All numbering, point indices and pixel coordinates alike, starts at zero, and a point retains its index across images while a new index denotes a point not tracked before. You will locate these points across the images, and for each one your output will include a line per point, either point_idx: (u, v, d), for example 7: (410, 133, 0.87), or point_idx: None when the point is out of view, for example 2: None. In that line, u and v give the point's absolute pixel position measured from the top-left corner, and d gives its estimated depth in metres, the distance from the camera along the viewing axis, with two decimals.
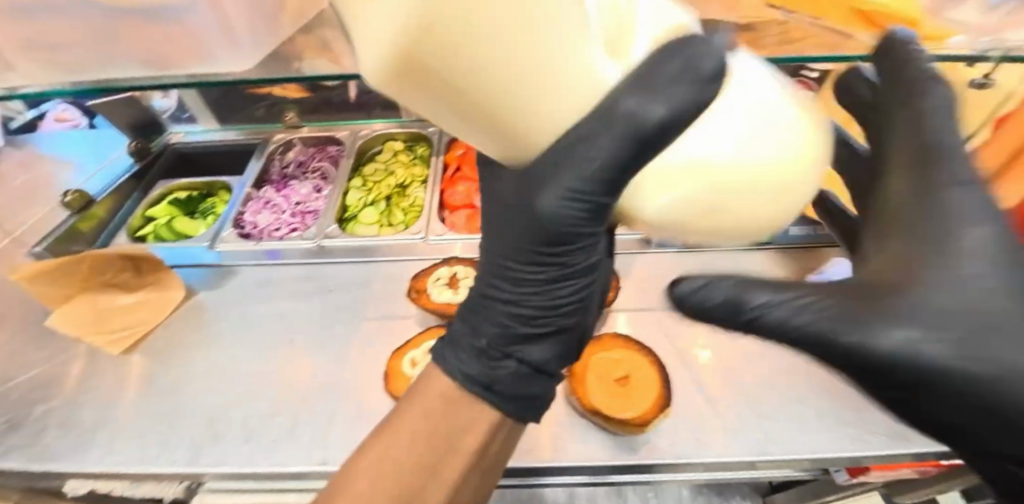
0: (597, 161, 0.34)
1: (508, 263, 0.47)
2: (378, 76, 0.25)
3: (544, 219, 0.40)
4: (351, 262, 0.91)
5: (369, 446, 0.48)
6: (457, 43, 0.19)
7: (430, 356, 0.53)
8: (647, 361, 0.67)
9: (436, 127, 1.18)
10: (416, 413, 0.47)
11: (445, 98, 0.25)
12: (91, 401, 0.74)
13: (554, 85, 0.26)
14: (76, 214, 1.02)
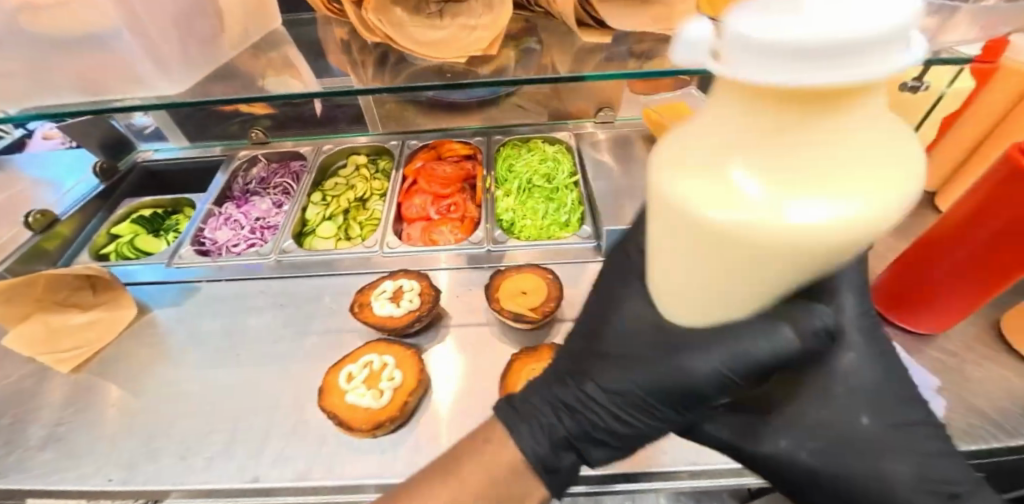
0: (775, 325, 0.39)
1: (618, 370, 0.50)
2: (712, 185, 0.29)
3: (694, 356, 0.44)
4: (305, 276, 0.92)
5: (427, 489, 0.48)
6: (753, 236, 0.28)
7: (498, 416, 0.52)
8: None
9: (398, 141, 1.21)
10: (494, 449, 0.50)
11: (718, 235, 0.30)
12: (35, 421, 0.74)
13: (749, 284, 0.34)
14: (40, 234, 1.02)
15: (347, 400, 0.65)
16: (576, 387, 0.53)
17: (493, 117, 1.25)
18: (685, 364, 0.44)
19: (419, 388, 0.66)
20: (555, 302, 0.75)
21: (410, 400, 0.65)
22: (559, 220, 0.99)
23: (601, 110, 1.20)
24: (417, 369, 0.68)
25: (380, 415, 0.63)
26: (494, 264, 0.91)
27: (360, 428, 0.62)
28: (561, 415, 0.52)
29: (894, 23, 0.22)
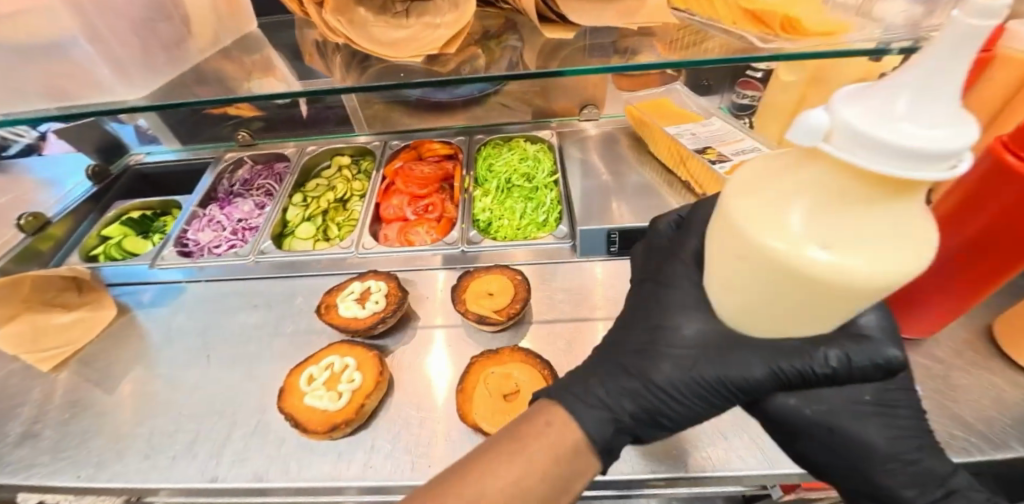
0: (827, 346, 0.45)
1: (671, 368, 0.48)
2: (798, 210, 0.33)
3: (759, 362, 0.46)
4: (281, 277, 0.92)
5: (495, 461, 0.44)
6: (837, 271, 0.32)
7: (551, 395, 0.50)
8: (541, 374, 0.63)
9: (380, 141, 1.22)
10: (559, 431, 0.47)
11: (799, 249, 0.33)
12: (15, 418, 0.76)
13: (811, 304, 0.38)
14: (32, 235, 1.05)
15: (306, 402, 0.64)
16: (632, 375, 0.50)
17: (477, 116, 1.24)
18: (752, 369, 0.46)
19: (377, 390, 0.65)
20: (520, 305, 0.73)
21: (367, 402, 0.63)
22: (536, 220, 0.98)
23: (585, 107, 1.18)
24: (377, 372, 0.67)
25: (336, 417, 0.62)
26: (467, 265, 0.90)
27: (316, 430, 0.61)
28: (624, 400, 0.49)
29: (965, 140, 0.26)
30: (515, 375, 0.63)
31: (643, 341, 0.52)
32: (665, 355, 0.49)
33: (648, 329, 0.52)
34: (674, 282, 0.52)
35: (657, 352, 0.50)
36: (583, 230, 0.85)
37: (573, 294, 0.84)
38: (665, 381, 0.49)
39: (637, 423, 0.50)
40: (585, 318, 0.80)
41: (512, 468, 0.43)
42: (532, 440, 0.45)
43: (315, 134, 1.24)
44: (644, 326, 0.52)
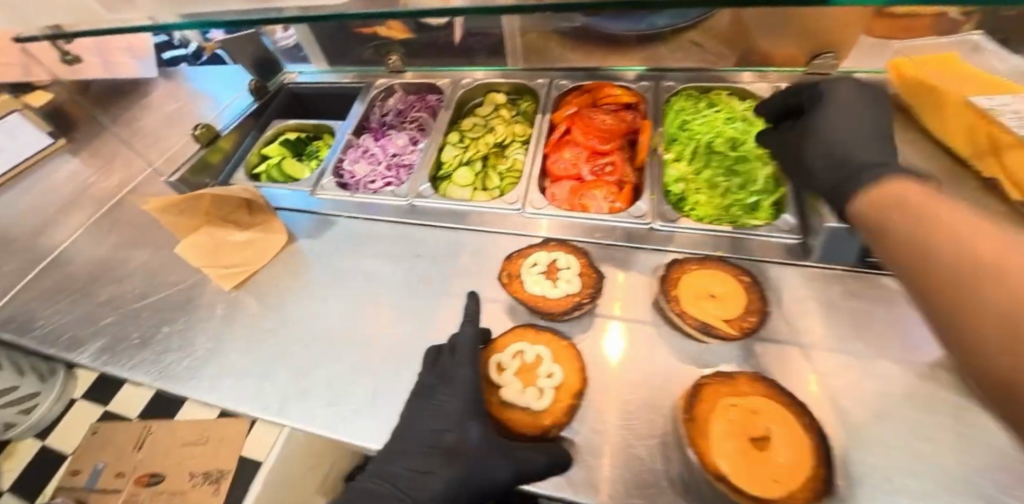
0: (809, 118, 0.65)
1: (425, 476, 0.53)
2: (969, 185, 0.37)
3: (413, 466, 0.53)
4: (442, 226, 0.85)
5: None
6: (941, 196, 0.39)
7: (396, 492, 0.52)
8: (799, 423, 0.49)
9: (545, 79, 1.04)
10: None
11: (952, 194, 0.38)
12: (201, 329, 0.78)
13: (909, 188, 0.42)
14: (205, 146, 1.08)
15: (501, 396, 0.57)
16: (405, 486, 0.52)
17: (657, 59, 1.03)
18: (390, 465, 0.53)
19: (582, 390, 0.57)
20: (754, 319, 0.58)
21: (573, 403, 0.56)
22: (744, 202, 0.78)
23: (818, 57, 0.89)
24: (578, 368, 0.58)
25: (544, 419, 0.55)
26: (656, 247, 0.75)
27: (524, 432, 0.55)
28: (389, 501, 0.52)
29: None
30: (760, 412, 0.50)
31: (432, 431, 0.54)
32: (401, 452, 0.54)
33: (407, 432, 0.56)
34: (434, 404, 0.56)
35: (432, 458, 0.53)
36: (832, 228, 0.65)
37: (798, 308, 0.67)
38: (413, 476, 0.53)
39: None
40: (822, 342, 0.63)
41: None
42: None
43: (467, 66, 1.12)
44: (417, 409, 0.57)
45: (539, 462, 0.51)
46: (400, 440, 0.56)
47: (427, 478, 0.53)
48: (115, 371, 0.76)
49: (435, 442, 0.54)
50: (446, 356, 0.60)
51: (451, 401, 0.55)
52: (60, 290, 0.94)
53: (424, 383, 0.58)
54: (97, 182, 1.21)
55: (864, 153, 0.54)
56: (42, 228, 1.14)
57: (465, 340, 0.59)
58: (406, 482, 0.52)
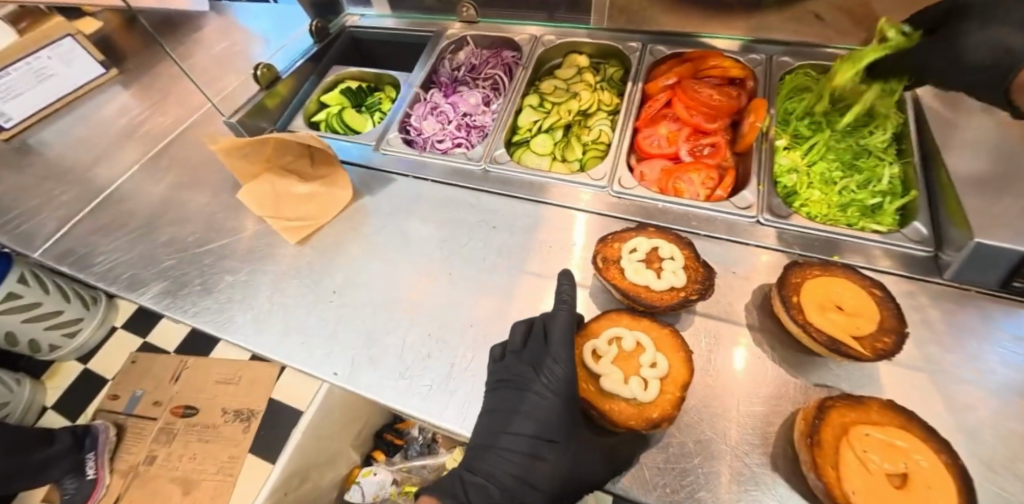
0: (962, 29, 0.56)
1: (529, 484, 0.53)
2: None
3: (513, 461, 0.54)
4: (517, 197, 0.79)
5: None
6: None
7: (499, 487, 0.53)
8: (942, 463, 0.43)
9: (637, 43, 0.94)
10: None
11: None
12: (265, 281, 0.75)
13: None
14: (265, 89, 1.01)
15: (601, 385, 0.55)
16: (508, 488, 0.53)
17: (762, 29, 0.91)
18: (489, 459, 0.54)
19: (689, 383, 0.54)
20: (895, 340, 0.50)
21: (680, 396, 0.53)
22: (864, 203, 0.70)
23: None
24: (682, 359, 0.56)
25: (651, 412, 0.52)
26: (760, 244, 0.68)
27: (633, 425, 0.52)
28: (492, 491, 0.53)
29: None
30: (898, 445, 0.44)
31: (527, 425, 0.54)
32: (497, 452, 0.54)
33: (498, 426, 0.54)
34: (529, 405, 0.54)
35: (533, 463, 0.54)
36: (977, 246, 0.56)
37: (922, 330, 0.59)
38: (516, 479, 0.53)
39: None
40: (955, 370, 0.56)
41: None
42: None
43: (545, 21, 1.02)
44: (508, 399, 0.55)
45: (632, 458, 0.52)
46: (493, 432, 0.54)
47: (531, 479, 0.53)
48: (177, 316, 0.73)
49: (532, 446, 0.54)
50: (537, 342, 0.57)
51: (544, 395, 0.54)
52: (115, 226, 0.91)
53: (514, 374, 0.56)
54: (148, 120, 1.17)
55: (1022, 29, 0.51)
56: (102, 158, 1.11)
57: (559, 327, 0.56)
58: (507, 484, 0.53)
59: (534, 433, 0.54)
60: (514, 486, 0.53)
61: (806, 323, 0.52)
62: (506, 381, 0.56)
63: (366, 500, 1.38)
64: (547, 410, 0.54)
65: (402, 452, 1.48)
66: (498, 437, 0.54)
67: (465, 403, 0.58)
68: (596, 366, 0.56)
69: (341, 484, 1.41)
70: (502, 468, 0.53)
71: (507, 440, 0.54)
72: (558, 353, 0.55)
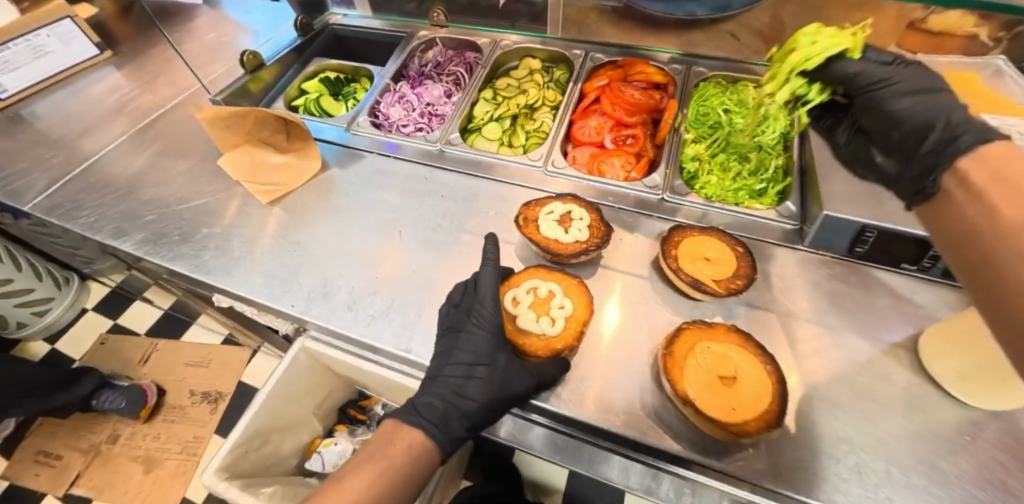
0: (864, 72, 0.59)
1: (465, 396, 0.61)
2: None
3: (457, 382, 0.61)
4: (467, 174, 0.91)
5: (356, 471, 0.51)
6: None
7: (440, 403, 0.59)
8: (766, 369, 0.56)
9: (581, 51, 1.09)
10: (414, 450, 0.55)
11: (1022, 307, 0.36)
12: (238, 234, 0.85)
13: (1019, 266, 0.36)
14: (250, 73, 1.12)
15: (517, 324, 0.66)
16: (451, 401, 0.60)
17: (692, 45, 1.05)
18: (435, 383, 0.62)
19: (588, 320, 0.65)
20: (744, 282, 0.63)
21: (580, 330, 0.64)
22: (752, 188, 0.83)
23: None
24: (585, 301, 0.67)
25: (556, 343, 0.64)
26: (663, 216, 0.81)
27: (539, 354, 0.64)
28: (435, 405, 0.59)
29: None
30: (731, 356, 0.57)
31: (464, 355, 0.62)
32: (442, 379, 0.62)
33: (443, 356, 0.64)
34: (463, 341, 0.63)
35: (470, 383, 0.61)
36: (827, 218, 0.69)
37: (787, 286, 0.72)
38: (457, 394, 0.61)
39: (472, 433, 0.62)
40: (805, 316, 0.69)
41: (374, 477, 0.50)
42: (393, 458, 0.53)
43: (509, 28, 1.15)
44: (448, 335, 0.64)
45: (557, 377, 0.62)
46: (439, 363, 0.63)
47: (470, 394, 0.61)
48: (155, 260, 0.83)
49: (471, 371, 0.62)
50: (469, 292, 0.67)
51: (475, 329, 0.63)
52: (101, 186, 1.00)
53: (452, 320, 0.65)
54: (137, 98, 1.23)
55: (910, 93, 0.55)
56: (88, 131, 1.16)
57: (487, 280, 0.65)
58: (449, 400, 0.60)
59: (468, 359, 0.62)
60: (455, 398, 0.60)
61: (673, 268, 0.66)
62: (449, 326, 0.65)
63: (326, 468, 1.45)
64: (480, 343, 0.63)
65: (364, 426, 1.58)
66: (442, 367, 0.63)
67: (401, 331, 0.69)
68: (520, 312, 0.67)
69: (302, 453, 1.46)
70: (445, 388, 0.61)
71: (450, 367, 0.62)
72: (485, 297, 0.64)
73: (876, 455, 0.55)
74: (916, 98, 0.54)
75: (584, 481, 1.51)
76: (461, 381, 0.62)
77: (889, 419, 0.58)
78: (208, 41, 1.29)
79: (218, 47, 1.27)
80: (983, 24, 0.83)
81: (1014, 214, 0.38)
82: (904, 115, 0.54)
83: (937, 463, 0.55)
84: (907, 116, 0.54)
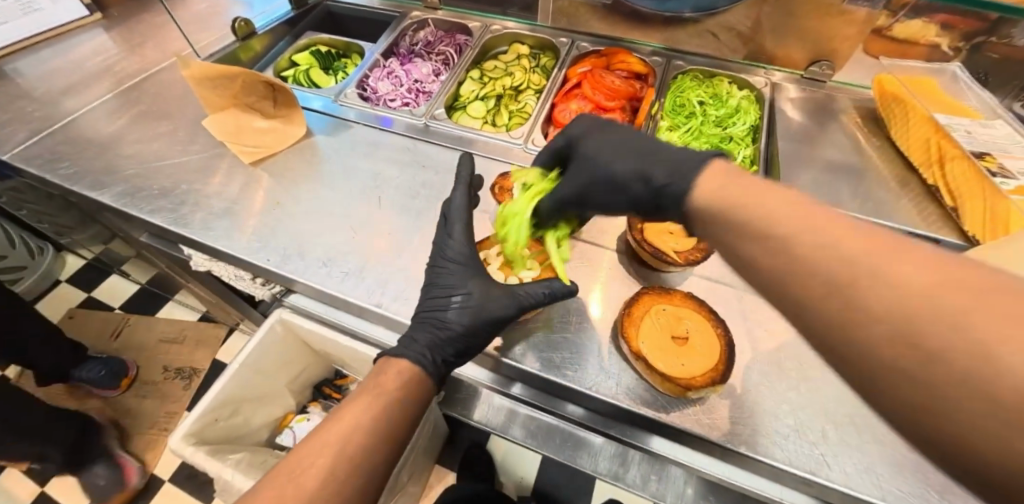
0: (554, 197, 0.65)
1: (443, 326, 0.62)
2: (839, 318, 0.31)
3: (437, 312, 0.63)
4: (451, 147, 0.93)
5: (349, 403, 0.52)
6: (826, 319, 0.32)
7: (422, 336, 0.61)
8: (715, 331, 0.60)
9: (568, 39, 1.13)
10: (407, 378, 0.57)
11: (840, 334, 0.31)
12: (219, 190, 0.86)
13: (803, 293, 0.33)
14: (240, 41, 1.13)
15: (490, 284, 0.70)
16: (432, 332, 0.62)
17: (675, 42, 1.08)
18: (417, 318, 0.64)
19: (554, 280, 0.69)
20: (702, 254, 0.67)
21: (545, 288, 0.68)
22: None
23: (814, 63, 0.99)
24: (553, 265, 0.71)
25: None
26: None
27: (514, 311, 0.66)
28: (418, 337, 0.61)
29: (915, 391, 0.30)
30: (685, 319, 0.61)
31: (442, 290, 0.64)
32: (422, 315, 0.64)
33: (427, 288, 0.66)
34: (439, 277, 0.65)
35: (450, 314, 0.62)
36: None
37: None
38: (437, 326, 0.62)
39: (459, 358, 0.63)
40: None
41: (374, 406, 0.51)
42: (386, 387, 0.54)
43: (500, 14, 1.17)
44: (428, 272, 0.67)
45: (540, 298, 0.62)
46: (422, 297, 0.66)
47: (445, 321, 0.62)
48: (134, 213, 0.84)
49: (448, 302, 0.63)
50: (441, 228, 0.69)
51: (450, 265, 0.65)
52: (82, 142, 0.99)
53: (429, 259, 0.67)
54: (123, 59, 1.21)
55: (607, 168, 0.57)
56: (70, 89, 1.15)
57: (458, 210, 0.68)
58: (432, 331, 0.62)
59: (446, 292, 0.64)
60: (436, 328, 0.62)
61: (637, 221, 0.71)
62: (429, 265, 0.67)
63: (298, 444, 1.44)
64: (455, 276, 0.65)
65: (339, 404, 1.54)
66: (424, 301, 0.65)
67: (374, 286, 0.71)
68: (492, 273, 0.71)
69: (274, 427, 1.45)
70: (427, 320, 0.63)
71: (430, 301, 0.64)
72: (460, 230, 0.67)
73: (814, 417, 0.59)
74: (612, 157, 0.57)
75: (553, 470, 1.53)
76: (440, 310, 0.63)
77: (829, 386, 0.62)
78: (200, 10, 1.29)
79: (209, 15, 1.28)
80: (945, 34, 0.87)
81: (770, 260, 0.36)
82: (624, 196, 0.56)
83: (869, 427, 0.58)
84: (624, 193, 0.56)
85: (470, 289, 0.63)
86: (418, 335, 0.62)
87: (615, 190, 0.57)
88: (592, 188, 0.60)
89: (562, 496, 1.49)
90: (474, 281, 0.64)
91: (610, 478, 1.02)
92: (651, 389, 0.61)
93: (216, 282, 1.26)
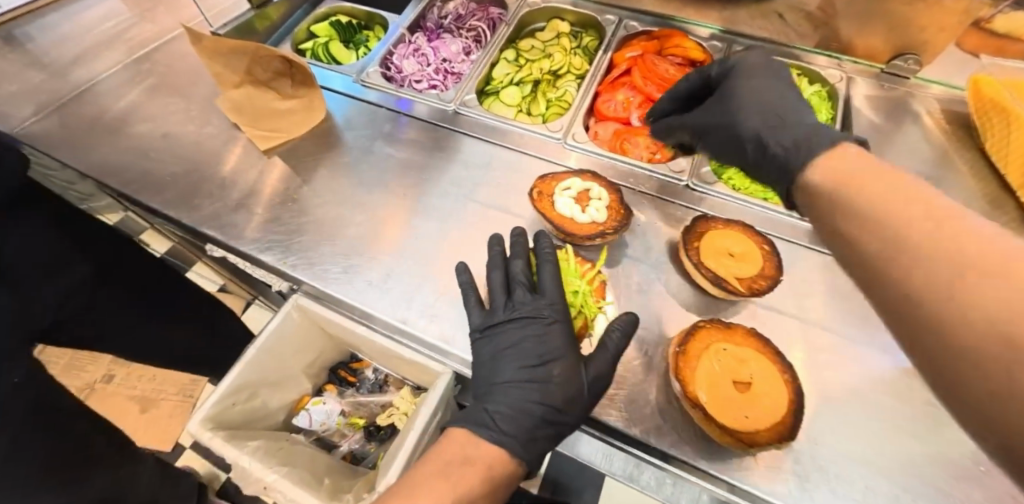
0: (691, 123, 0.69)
1: (537, 403, 0.54)
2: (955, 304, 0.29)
3: (526, 384, 0.55)
4: (480, 139, 0.84)
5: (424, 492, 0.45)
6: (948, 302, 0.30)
7: (508, 412, 0.54)
8: (782, 378, 0.53)
9: (614, 17, 1.01)
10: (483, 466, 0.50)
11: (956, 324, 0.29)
12: (233, 179, 0.80)
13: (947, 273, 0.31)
14: (255, 10, 1.03)
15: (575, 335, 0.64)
16: (522, 411, 0.54)
17: (735, 22, 0.96)
18: (501, 390, 0.56)
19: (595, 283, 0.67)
20: (769, 284, 0.61)
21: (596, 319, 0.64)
22: None
23: (898, 56, 0.85)
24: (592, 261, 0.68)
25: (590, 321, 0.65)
26: (687, 204, 0.76)
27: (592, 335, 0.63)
28: (509, 416, 0.54)
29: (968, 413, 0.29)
30: (746, 360, 0.54)
31: (527, 357, 0.56)
32: (504, 386, 0.56)
33: (506, 353, 0.57)
34: (525, 340, 0.57)
35: (546, 390, 0.55)
36: None
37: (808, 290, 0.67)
38: (532, 403, 0.54)
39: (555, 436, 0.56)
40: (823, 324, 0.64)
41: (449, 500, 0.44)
42: (465, 477, 0.47)
43: None
44: (506, 334, 0.58)
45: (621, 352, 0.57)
46: (500, 367, 0.57)
47: (552, 403, 0.54)
48: (145, 200, 0.79)
49: (538, 372, 0.56)
50: (522, 288, 0.61)
51: (531, 328, 0.58)
52: (92, 118, 0.93)
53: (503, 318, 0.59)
54: (133, 26, 1.12)
55: (740, 111, 0.60)
56: (78, 55, 1.07)
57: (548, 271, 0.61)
58: (526, 410, 0.54)
59: (532, 363, 0.56)
60: (529, 407, 0.54)
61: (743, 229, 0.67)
62: (501, 324, 0.59)
63: (313, 425, 1.44)
64: (543, 337, 0.57)
65: (353, 389, 1.51)
66: (502, 369, 0.57)
67: (398, 299, 0.65)
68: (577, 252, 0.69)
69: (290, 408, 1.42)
70: (520, 395, 0.55)
71: (513, 370, 0.57)
72: (547, 291, 0.60)
73: (884, 479, 0.52)
74: (754, 112, 0.59)
75: (564, 462, 1.51)
76: (530, 380, 0.56)
77: (899, 441, 0.54)
78: None
79: None
80: None
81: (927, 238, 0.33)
82: (749, 132, 0.58)
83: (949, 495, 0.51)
84: (748, 134, 0.58)
85: (562, 360, 0.56)
86: (512, 416, 0.54)
87: (732, 133, 0.60)
88: (727, 120, 0.62)
89: (571, 487, 1.48)
90: (565, 349, 0.57)
91: (622, 477, 0.94)
92: (710, 443, 0.54)
93: (233, 264, 1.22)
